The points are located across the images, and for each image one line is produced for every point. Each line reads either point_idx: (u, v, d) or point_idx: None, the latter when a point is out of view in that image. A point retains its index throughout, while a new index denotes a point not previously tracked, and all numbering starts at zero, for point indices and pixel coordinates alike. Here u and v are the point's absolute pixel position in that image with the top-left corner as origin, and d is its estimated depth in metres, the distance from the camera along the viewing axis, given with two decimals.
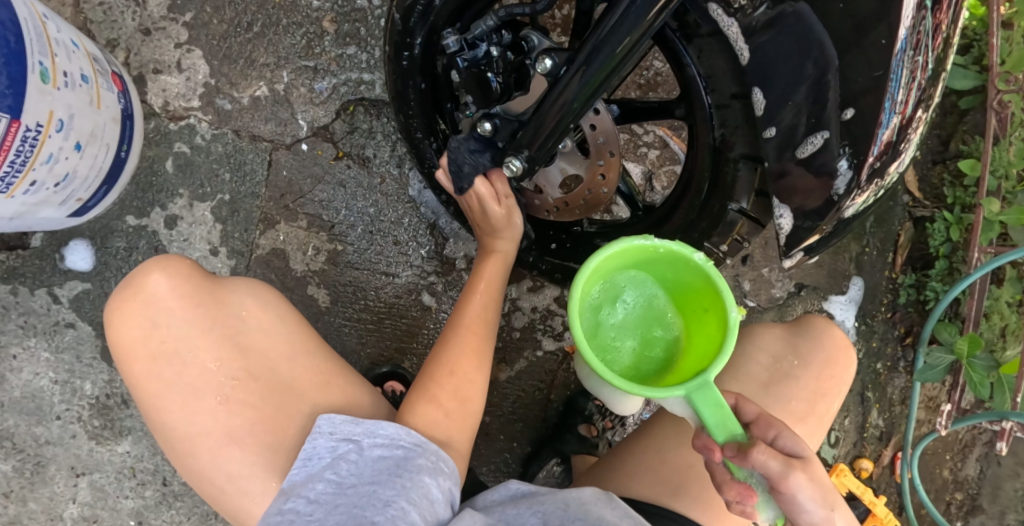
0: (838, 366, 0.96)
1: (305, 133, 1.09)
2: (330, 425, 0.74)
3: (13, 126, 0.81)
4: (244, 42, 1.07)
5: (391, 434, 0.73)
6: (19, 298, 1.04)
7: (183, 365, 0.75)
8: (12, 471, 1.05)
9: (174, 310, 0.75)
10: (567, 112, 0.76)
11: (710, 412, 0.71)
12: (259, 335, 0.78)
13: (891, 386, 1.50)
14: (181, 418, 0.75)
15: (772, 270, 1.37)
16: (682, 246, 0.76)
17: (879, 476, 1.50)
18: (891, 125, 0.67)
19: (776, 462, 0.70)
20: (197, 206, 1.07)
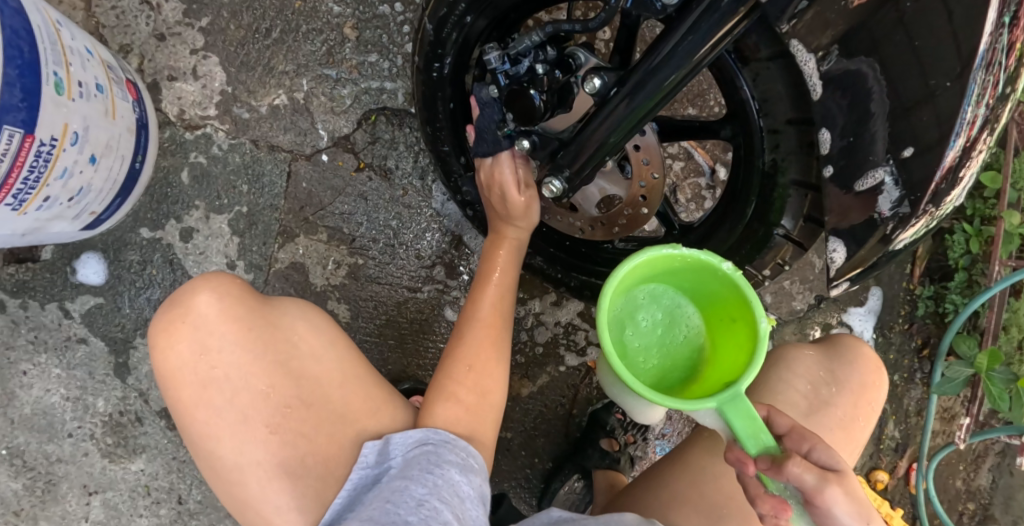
0: (872, 388, 0.91)
1: (325, 143, 1.06)
2: (375, 452, 0.73)
3: (27, 141, 0.78)
4: (262, 48, 1.03)
5: (420, 437, 0.74)
6: (29, 313, 1.00)
7: (232, 392, 0.71)
8: (23, 490, 1.01)
9: (226, 333, 0.71)
10: (612, 136, 0.75)
11: (742, 425, 0.66)
12: (311, 360, 0.74)
13: (908, 397, 1.49)
14: (231, 447, 0.71)
15: (794, 282, 1.36)
16: (710, 255, 0.72)
17: (895, 487, 1.49)
18: (955, 147, 0.65)
19: (810, 475, 0.63)
20: (213, 218, 1.04)
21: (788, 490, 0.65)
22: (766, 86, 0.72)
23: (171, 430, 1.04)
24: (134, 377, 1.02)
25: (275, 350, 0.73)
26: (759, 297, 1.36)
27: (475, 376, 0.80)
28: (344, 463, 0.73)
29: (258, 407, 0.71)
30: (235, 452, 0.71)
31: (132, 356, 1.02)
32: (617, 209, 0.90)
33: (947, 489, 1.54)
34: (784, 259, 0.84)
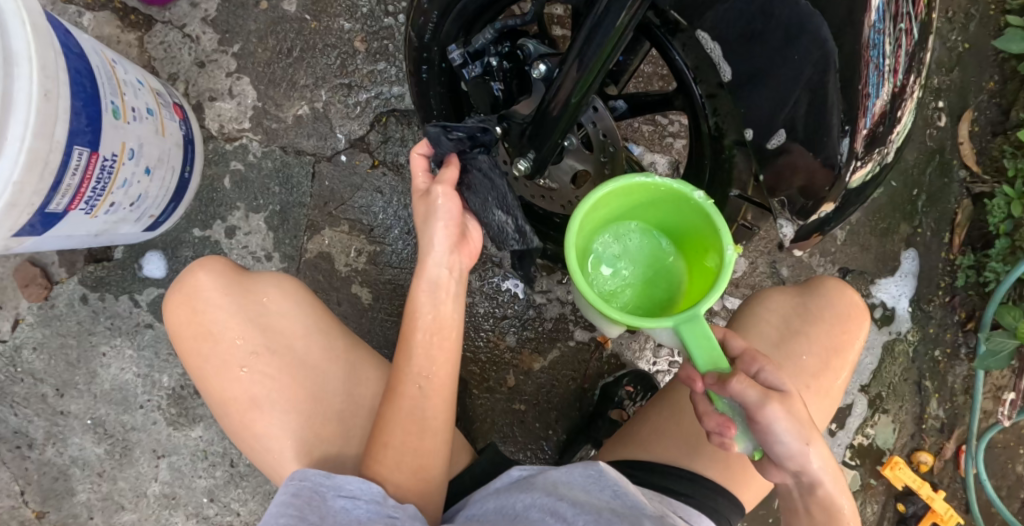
0: (852, 322, 1.06)
1: (343, 145, 1.20)
2: (311, 481, 0.78)
3: (93, 158, 0.96)
4: (285, 66, 1.19)
5: (355, 489, 0.77)
6: (106, 303, 1.18)
7: (218, 344, 0.94)
8: (104, 455, 1.19)
9: (213, 298, 0.95)
10: (567, 110, 0.83)
11: (695, 342, 0.77)
12: (277, 317, 0.96)
13: (952, 374, 1.45)
14: (219, 386, 0.94)
15: (812, 256, 1.41)
16: (682, 186, 0.85)
17: (943, 470, 1.44)
18: (881, 97, 0.75)
19: (754, 391, 0.74)
20: (252, 217, 1.19)
21: (734, 408, 0.77)
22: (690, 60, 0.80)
23: None
24: None
25: (249, 310, 0.95)
26: (776, 272, 1.39)
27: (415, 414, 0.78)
28: (307, 397, 0.94)
29: (234, 353, 0.94)
30: (220, 387, 0.93)
31: None
32: (589, 183, 0.99)
33: (1006, 474, 1.46)
34: (745, 218, 0.91)
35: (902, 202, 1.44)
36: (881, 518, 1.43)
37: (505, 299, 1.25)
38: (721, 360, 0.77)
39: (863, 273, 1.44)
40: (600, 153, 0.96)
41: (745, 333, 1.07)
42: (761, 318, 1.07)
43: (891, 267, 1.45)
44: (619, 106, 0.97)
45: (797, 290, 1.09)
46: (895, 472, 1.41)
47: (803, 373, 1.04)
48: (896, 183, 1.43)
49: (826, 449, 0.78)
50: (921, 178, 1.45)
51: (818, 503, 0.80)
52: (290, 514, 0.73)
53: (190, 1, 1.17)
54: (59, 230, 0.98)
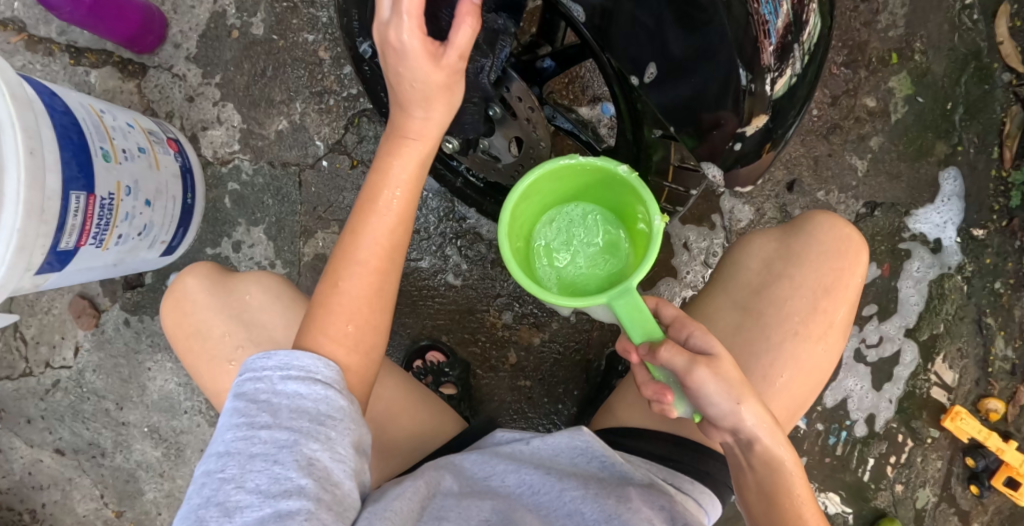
0: (847, 259, 0.93)
1: (324, 151, 1.28)
2: (252, 370, 0.76)
3: (92, 199, 1.08)
4: (262, 86, 1.28)
5: (305, 366, 0.77)
6: (144, 323, 1.32)
7: (205, 342, 0.98)
8: (162, 457, 1.34)
9: (199, 300, 1.00)
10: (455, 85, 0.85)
11: (627, 316, 0.72)
12: (258, 311, 0.99)
13: (1019, 307, 1.30)
14: (212, 379, 0.98)
15: (829, 193, 1.31)
16: (605, 161, 0.82)
17: (1017, 415, 1.29)
18: (780, 15, 0.78)
19: (682, 357, 0.71)
20: (253, 230, 1.29)
21: (669, 375, 0.73)
22: (630, 31, 0.78)
23: None
24: None
25: (232, 307, 0.99)
26: (788, 216, 1.31)
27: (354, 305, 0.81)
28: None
29: (222, 348, 0.98)
30: (212, 380, 0.98)
31: None
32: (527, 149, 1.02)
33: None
34: (678, 160, 0.92)
35: (933, 119, 1.30)
36: (951, 474, 1.31)
37: (496, 278, 1.27)
38: (655, 328, 0.72)
39: (895, 205, 1.31)
40: (524, 116, 0.97)
41: (723, 286, 0.97)
42: (741, 265, 0.97)
43: (930, 194, 1.31)
44: (548, 65, 1.01)
45: (779, 231, 0.97)
46: (957, 423, 1.27)
47: (790, 321, 0.93)
48: (922, 99, 1.29)
49: (761, 406, 0.73)
50: (955, 89, 1.29)
51: (765, 460, 0.76)
52: (238, 418, 0.74)
53: (173, 43, 1.29)
54: (76, 265, 1.11)
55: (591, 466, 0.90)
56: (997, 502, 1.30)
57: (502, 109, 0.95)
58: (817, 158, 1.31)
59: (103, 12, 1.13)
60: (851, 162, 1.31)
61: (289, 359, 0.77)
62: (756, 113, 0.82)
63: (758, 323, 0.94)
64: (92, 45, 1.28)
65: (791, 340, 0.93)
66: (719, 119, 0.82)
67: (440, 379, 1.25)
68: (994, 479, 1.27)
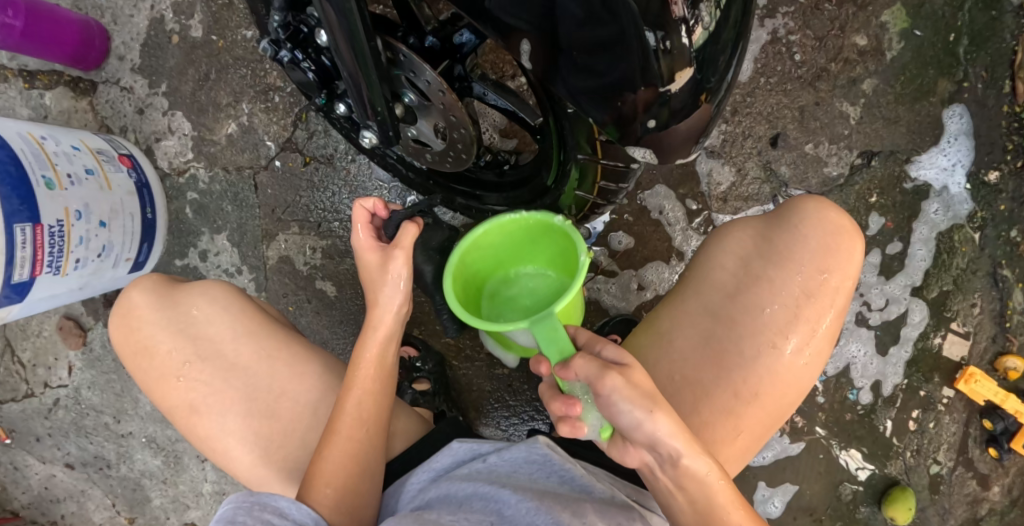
0: (834, 255, 0.82)
1: (275, 151, 1.23)
2: (232, 504, 0.77)
3: (38, 229, 1.07)
4: (207, 90, 1.24)
5: (285, 505, 0.78)
6: None
7: (154, 359, 0.96)
8: (162, 465, 1.34)
9: (147, 314, 0.97)
10: (359, 62, 0.79)
11: (545, 338, 0.74)
12: (206, 325, 0.96)
13: None
14: (161, 394, 0.96)
15: (819, 145, 1.19)
16: (544, 213, 0.84)
17: None
18: None
19: (590, 363, 0.69)
20: (217, 238, 1.26)
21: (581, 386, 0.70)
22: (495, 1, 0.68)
23: None
24: None
25: (179, 322, 0.96)
26: (776, 175, 1.20)
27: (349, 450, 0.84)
28: (244, 401, 0.94)
29: (171, 364, 0.96)
30: (162, 396, 0.96)
31: None
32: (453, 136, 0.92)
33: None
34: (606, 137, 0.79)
35: (934, 54, 1.17)
36: (968, 437, 1.21)
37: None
38: (567, 347, 0.73)
39: (895, 153, 1.19)
40: (437, 101, 0.88)
41: (695, 284, 0.86)
42: (715, 263, 0.86)
43: (933, 137, 1.18)
44: (468, 39, 0.89)
45: (762, 220, 0.86)
46: (971, 386, 1.18)
47: (768, 330, 0.82)
48: (921, 33, 1.17)
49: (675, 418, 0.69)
50: (959, 17, 1.16)
51: (686, 476, 0.71)
52: None
53: (118, 56, 1.25)
54: (37, 294, 1.11)
55: (551, 481, 0.84)
56: (1019, 464, 1.21)
57: (418, 93, 0.88)
58: (804, 108, 1.19)
59: (36, 35, 1.10)
60: (842, 109, 1.19)
61: (272, 497, 0.78)
62: (676, 72, 0.65)
63: (731, 333, 0.83)
64: (41, 67, 1.24)
65: (768, 351, 0.82)
66: (631, 84, 0.66)
67: (413, 375, 1.20)
68: (1014, 442, 1.18)
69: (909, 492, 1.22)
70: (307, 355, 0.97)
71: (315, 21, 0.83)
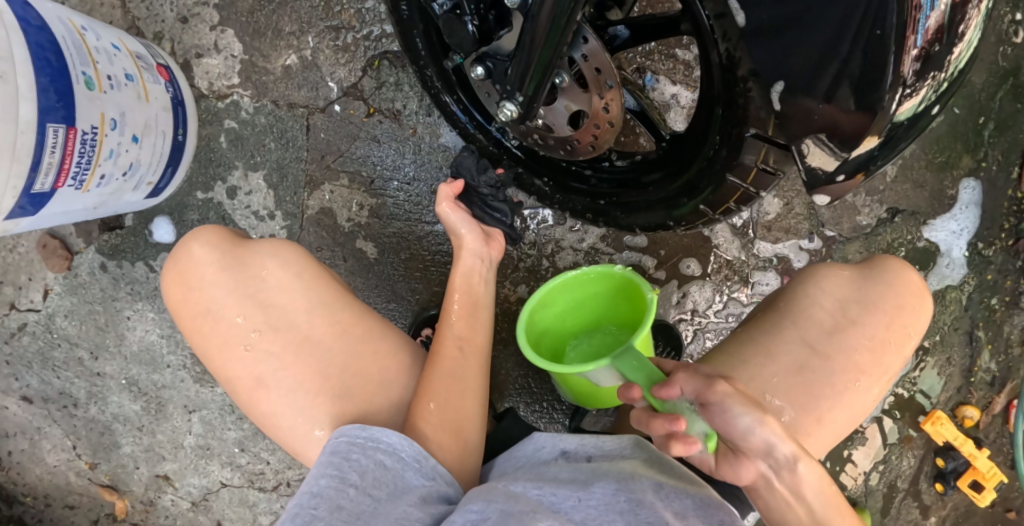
0: (911, 312, 0.95)
1: (336, 95, 1.14)
2: (346, 436, 0.82)
3: (71, 133, 0.91)
4: (269, 14, 1.13)
5: (394, 443, 0.81)
6: (124, 270, 1.24)
7: (216, 323, 0.88)
8: (141, 410, 1.31)
9: (208, 273, 0.89)
10: (553, 36, 0.76)
11: (626, 370, 0.80)
12: (276, 292, 0.89)
13: (1009, 324, 1.34)
14: (222, 363, 0.89)
15: (857, 195, 1.29)
16: (620, 262, 0.90)
17: (987, 424, 1.36)
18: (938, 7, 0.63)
19: (696, 378, 0.73)
20: (251, 176, 1.16)
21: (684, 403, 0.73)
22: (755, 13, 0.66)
23: None
24: None
25: (247, 285, 0.89)
26: (815, 213, 1.28)
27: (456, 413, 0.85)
28: (317, 378, 0.88)
29: (235, 332, 0.88)
30: (223, 366, 0.89)
31: None
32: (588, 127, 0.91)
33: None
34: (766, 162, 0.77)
35: (964, 132, 1.29)
36: (920, 472, 1.37)
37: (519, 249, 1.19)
38: (655, 374, 0.77)
39: (915, 213, 1.30)
40: (597, 91, 0.87)
41: (797, 315, 0.96)
42: (814, 301, 0.96)
43: (948, 204, 1.30)
44: (621, 33, 0.89)
45: (856, 270, 0.97)
46: (936, 427, 1.34)
47: (853, 365, 0.93)
48: (959, 111, 1.28)
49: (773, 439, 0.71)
50: (990, 103, 1.28)
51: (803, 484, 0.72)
52: (332, 472, 0.78)
53: None
54: (52, 208, 0.95)
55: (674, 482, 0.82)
56: (955, 499, 1.39)
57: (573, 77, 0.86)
58: None
59: None
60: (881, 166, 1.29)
61: (381, 432, 0.81)
62: (865, 135, 0.67)
63: (824, 365, 0.93)
64: None
65: (850, 384, 0.93)
66: (835, 121, 0.67)
67: None
68: (959, 480, 1.35)
69: (866, 513, 1.36)
70: (378, 329, 0.92)
71: None
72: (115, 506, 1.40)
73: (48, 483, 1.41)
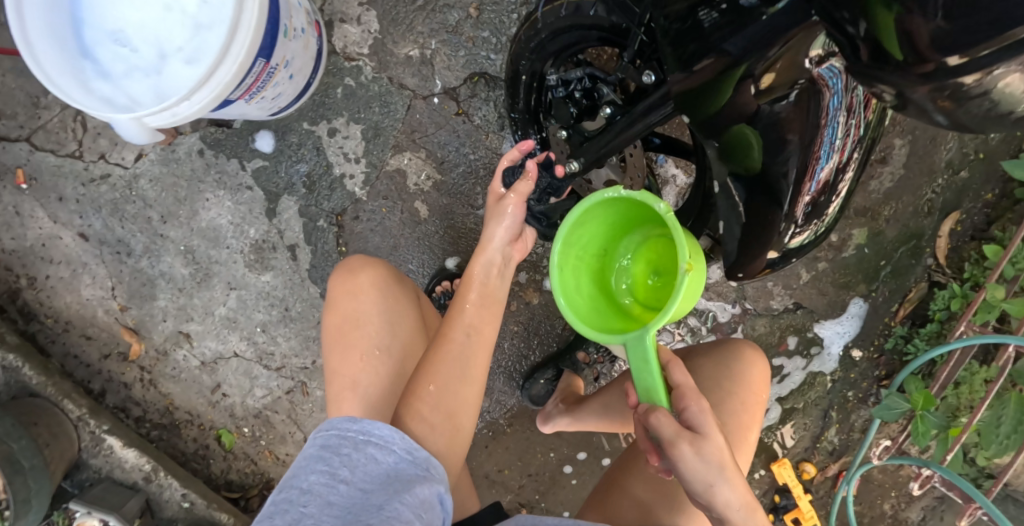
0: (759, 383, 1.29)
1: (438, 90, 1.46)
2: (336, 428, 0.97)
3: (265, 66, 1.18)
4: (408, 11, 1.44)
5: (381, 434, 0.96)
6: (218, 161, 1.51)
7: (355, 328, 1.20)
8: (189, 275, 1.58)
9: (366, 291, 1.22)
10: (617, 146, 1.13)
11: (636, 364, 0.95)
12: (405, 334, 1.22)
13: (856, 414, 1.71)
14: (341, 360, 1.19)
15: (777, 286, 1.63)
16: (646, 197, 0.96)
17: (820, 483, 1.75)
18: (829, 165, 0.88)
19: (670, 429, 0.94)
20: (352, 125, 1.47)
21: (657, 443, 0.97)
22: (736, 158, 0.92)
23: (292, 262, 1.54)
24: (278, 219, 1.52)
25: (392, 313, 1.22)
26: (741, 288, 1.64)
27: (454, 406, 1.06)
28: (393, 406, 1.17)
29: (367, 343, 1.19)
30: (337, 359, 1.19)
31: (280, 205, 1.51)
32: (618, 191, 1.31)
33: (875, 506, 1.76)
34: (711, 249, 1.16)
35: (868, 266, 1.60)
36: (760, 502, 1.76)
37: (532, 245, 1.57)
38: (653, 391, 0.95)
39: (812, 312, 1.65)
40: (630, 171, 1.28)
41: None
42: None
43: (839, 312, 1.65)
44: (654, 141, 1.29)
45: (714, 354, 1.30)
46: (779, 469, 1.72)
47: (731, 429, 1.23)
48: (868, 250, 1.58)
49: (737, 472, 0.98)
50: (894, 251, 1.59)
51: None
52: (324, 465, 0.94)
53: None
54: (221, 112, 1.21)
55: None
56: None
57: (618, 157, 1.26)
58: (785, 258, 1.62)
59: None
60: None
61: (368, 424, 0.97)
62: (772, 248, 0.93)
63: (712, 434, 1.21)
64: None
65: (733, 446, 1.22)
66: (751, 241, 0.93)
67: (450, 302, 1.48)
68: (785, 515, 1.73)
69: None
70: None
71: (603, 97, 1.14)
72: (130, 347, 1.65)
73: (75, 311, 1.65)
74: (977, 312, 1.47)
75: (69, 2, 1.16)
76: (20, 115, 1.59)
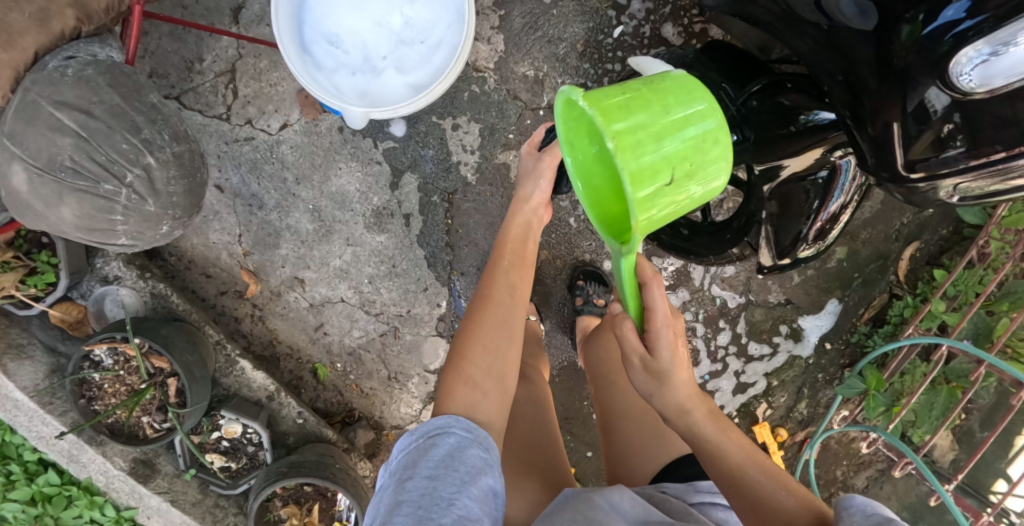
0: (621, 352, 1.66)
1: (544, 106, 1.85)
2: (405, 444, 1.27)
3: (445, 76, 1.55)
4: (528, 38, 1.81)
5: (441, 424, 1.28)
6: (354, 138, 1.82)
7: None
8: (314, 230, 1.87)
9: None
10: None
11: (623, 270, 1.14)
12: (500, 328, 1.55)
13: (823, 392, 2.17)
14: None
15: (775, 285, 2.07)
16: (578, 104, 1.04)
17: (789, 446, 2.20)
18: (838, 202, 1.47)
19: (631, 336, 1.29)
20: (472, 123, 1.83)
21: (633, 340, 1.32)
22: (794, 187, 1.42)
23: (405, 228, 1.88)
24: (399, 191, 1.86)
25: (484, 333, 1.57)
26: (749, 282, 2.06)
27: (498, 365, 1.38)
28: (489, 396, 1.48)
29: None
30: None
31: (403, 180, 1.85)
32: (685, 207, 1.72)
33: (830, 471, 2.17)
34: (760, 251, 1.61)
35: (845, 277, 2.08)
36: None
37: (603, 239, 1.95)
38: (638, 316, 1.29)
39: (798, 308, 2.10)
40: None
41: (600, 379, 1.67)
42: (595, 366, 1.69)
43: (818, 310, 2.10)
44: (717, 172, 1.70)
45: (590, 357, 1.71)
46: (759, 430, 2.14)
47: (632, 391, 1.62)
48: (846, 264, 2.06)
49: (689, 379, 1.30)
50: (864, 267, 2.07)
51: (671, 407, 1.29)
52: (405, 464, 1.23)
53: None
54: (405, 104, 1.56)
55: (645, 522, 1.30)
56: None
57: None
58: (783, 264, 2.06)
59: None
60: None
61: (425, 426, 1.28)
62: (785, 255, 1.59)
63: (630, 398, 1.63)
64: None
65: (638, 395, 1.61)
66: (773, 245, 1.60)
67: None
68: None
69: None
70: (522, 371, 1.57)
71: None
72: (247, 286, 1.91)
73: (199, 252, 1.90)
74: (924, 319, 1.98)
75: (299, 8, 1.52)
76: (173, 75, 1.81)
